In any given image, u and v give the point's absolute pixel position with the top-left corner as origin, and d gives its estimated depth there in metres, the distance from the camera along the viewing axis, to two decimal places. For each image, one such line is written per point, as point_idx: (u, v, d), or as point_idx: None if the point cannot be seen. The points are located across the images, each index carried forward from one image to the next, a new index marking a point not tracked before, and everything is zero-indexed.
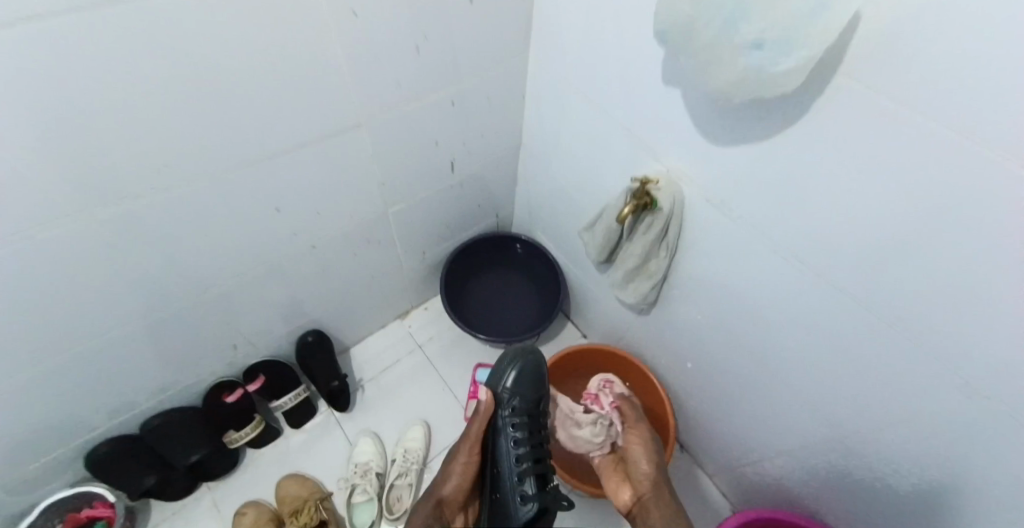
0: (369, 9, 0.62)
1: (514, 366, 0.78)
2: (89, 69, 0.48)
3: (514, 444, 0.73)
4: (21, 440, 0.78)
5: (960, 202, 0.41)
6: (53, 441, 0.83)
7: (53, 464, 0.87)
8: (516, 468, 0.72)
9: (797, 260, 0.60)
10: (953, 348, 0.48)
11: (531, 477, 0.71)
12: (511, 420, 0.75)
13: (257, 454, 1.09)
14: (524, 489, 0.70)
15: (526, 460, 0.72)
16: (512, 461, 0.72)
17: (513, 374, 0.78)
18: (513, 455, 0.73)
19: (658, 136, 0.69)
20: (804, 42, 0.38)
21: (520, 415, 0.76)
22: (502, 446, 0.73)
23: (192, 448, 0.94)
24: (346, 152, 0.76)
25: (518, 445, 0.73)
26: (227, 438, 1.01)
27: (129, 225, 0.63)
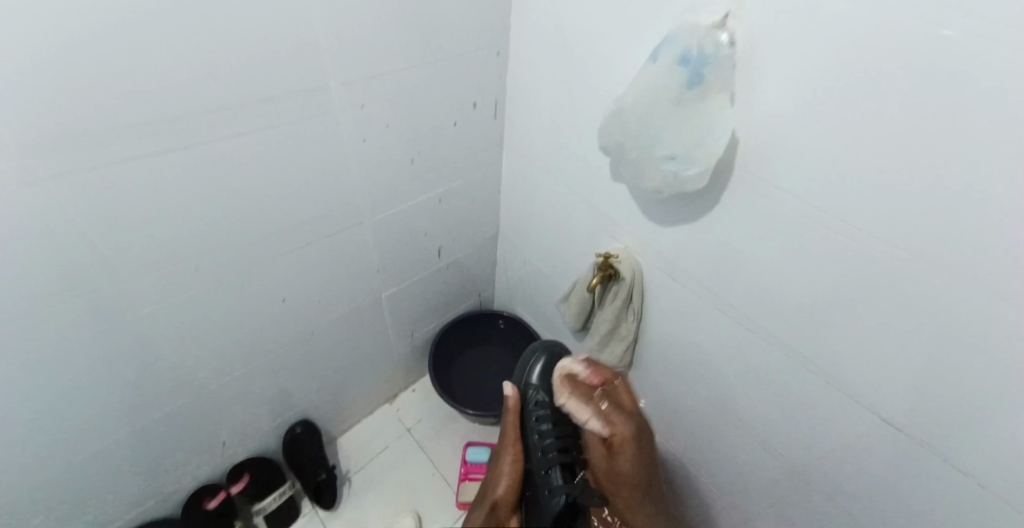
0: (377, 132, 0.77)
1: (540, 359, 0.82)
2: (155, 185, 0.59)
3: (541, 435, 0.74)
4: None
5: (848, 260, 0.55)
6: None
7: None
8: (543, 458, 0.72)
9: (738, 318, 0.72)
10: (873, 375, 0.59)
11: (559, 467, 0.71)
12: (536, 413, 0.76)
13: None
14: (554, 480, 0.70)
15: (553, 450, 0.73)
16: (540, 451, 0.73)
17: (539, 366, 0.81)
18: (540, 446, 0.73)
19: (614, 221, 0.83)
20: (703, 154, 0.58)
21: (547, 408, 0.77)
22: (530, 435, 0.74)
23: None
24: (349, 249, 0.87)
25: (545, 435, 0.75)
26: None
27: (154, 320, 0.70)
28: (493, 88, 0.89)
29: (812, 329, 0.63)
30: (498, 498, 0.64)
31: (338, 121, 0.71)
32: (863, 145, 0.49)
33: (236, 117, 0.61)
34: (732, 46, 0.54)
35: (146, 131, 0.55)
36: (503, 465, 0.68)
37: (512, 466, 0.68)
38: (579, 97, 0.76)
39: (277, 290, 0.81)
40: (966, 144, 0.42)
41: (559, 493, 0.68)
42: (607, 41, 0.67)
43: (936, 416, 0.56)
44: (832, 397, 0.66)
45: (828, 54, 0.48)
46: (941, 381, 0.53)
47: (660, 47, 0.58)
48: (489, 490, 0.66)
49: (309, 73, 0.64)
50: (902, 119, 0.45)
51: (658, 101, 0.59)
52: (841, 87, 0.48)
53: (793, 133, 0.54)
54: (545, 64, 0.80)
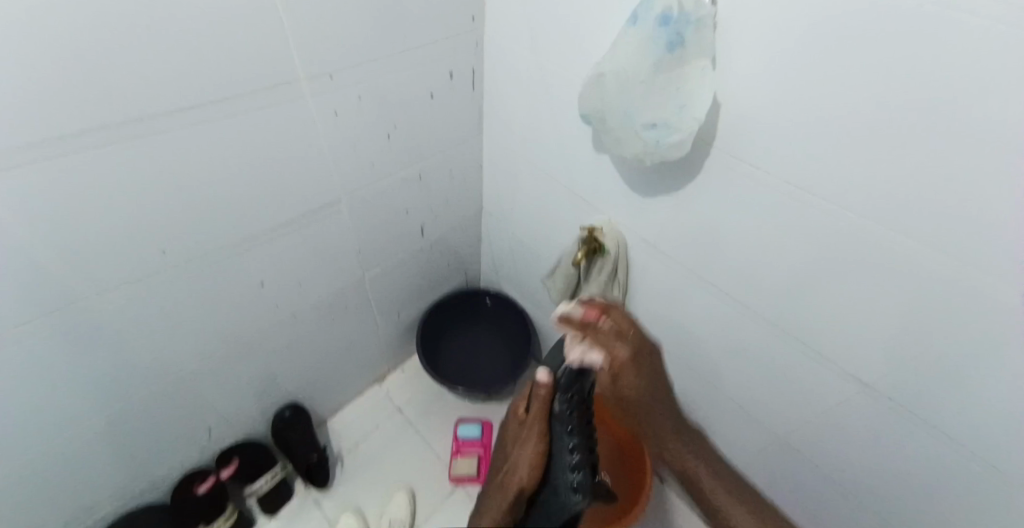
0: (349, 105, 0.74)
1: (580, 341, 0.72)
2: (114, 169, 0.56)
3: (569, 434, 0.66)
4: None
5: (829, 227, 0.55)
6: None
7: None
8: (569, 459, 0.64)
9: (721, 288, 0.73)
10: (853, 340, 0.60)
11: (585, 470, 0.63)
12: (568, 412, 0.66)
13: None
14: (577, 481, 0.62)
15: (580, 451, 0.65)
16: (566, 451, 0.65)
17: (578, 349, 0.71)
18: (567, 445, 0.65)
19: (597, 194, 0.82)
20: (685, 124, 0.56)
21: (578, 404, 0.67)
22: (556, 430, 0.67)
23: None
24: (330, 228, 0.85)
25: (574, 433, 0.66)
26: None
27: (126, 309, 0.68)
28: (469, 58, 0.86)
29: (795, 296, 0.64)
30: (519, 488, 0.63)
31: (307, 94, 0.68)
32: (846, 110, 0.48)
33: (202, 93, 0.58)
34: (711, 8, 0.53)
35: (99, 113, 0.51)
36: (521, 454, 0.66)
37: (532, 461, 0.65)
38: (558, 66, 0.74)
39: (257, 272, 0.79)
40: (947, 108, 0.42)
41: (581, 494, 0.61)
42: (584, 5, 0.65)
43: (915, 377, 0.57)
44: (812, 363, 0.67)
45: (810, 16, 0.46)
46: (921, 343, 0.54)
47: (637, 10, 0.56)
48: (508, 479, 0.64)
49: (276, 45, 0.61)
50: (884, 82, 0.44)
51: (637, 68, 0.57)
52: (823, 51, 0.47)
53: (775, 98, 0.53)
54: (522, 31, 0.77)
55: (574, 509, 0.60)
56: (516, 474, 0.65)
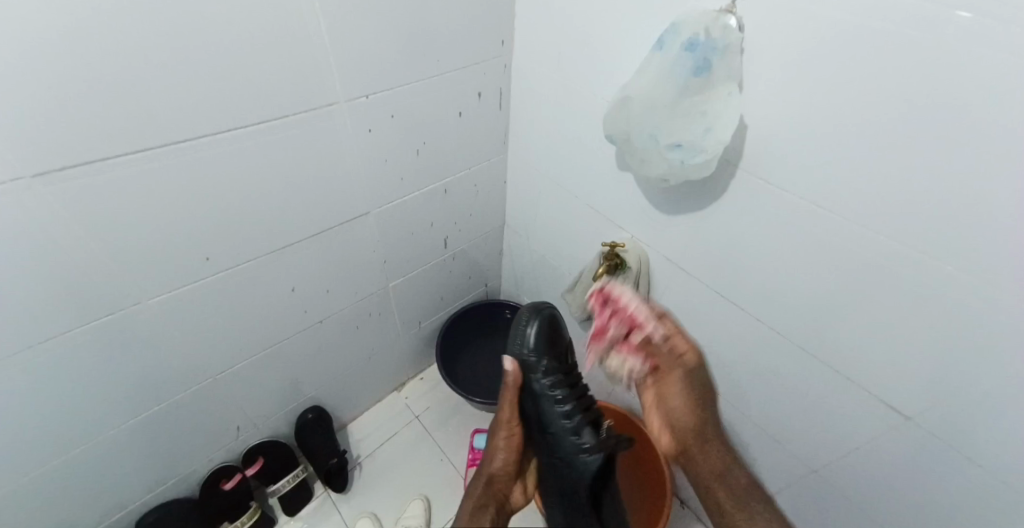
0: (380, 123, 0.76)
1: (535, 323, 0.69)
2: (159, 178, 0.59)
3: (558, 407, 0.65)
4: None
5: (858, 252, 0.54)
6: None
7: None
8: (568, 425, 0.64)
9: (744, 309, 0.72)
10: (882, 368, 0.59)
11: (587, 428, 0.64)
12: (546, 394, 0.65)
13: None
14: (582, 441, 0.63)
15: (578, 414, 0.65)
16: (562, 421, 0.64)
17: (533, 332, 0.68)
18: (562, 417, 0.64)
19: (621, 211, 0.82)
20: (709, 145, 0.57)
21: (558, 378, 0.66)
22: (546, 410, 0.65)
23: None
24: (357, 239, 0.88)
25: (564, 406, 0.65)
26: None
27: (164, 311, 0.71)
28: (497, 78, 0.88)
29: (821, 322, 0.62)
30: (494, 474, 0.68)
31: (341, 112, 0.70)
32: (869, 134, 0.48)
33: (241, 108, 0.60)
34: (739, 32, 0.53)
35: (147, 124, 0.55)
36: (502, 437, 0.69)
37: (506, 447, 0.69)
38: (584, 87, 0.75)
39: (285, 280, 0.82)
40: (965, 132, 0.42)
41: (590, 448, 0.63)
42: (612, 30, 0.66)
43: (947, 410, 0.55)
44: (839, 389, 0.65)
45: (832, 41, 0.47)
46: (955, 375, 0.52)
47: (664, 35, 0.57)
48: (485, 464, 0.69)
49: (313, 64, 0.63)
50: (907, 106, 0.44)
51: (661, 91, 0.58)
52: (846, 74, 0.47)
53: (802, 121, 0.52)
54: (549, 53, 0.78)
55: (588, 464, 0.62)
56: (495, 458, 0.69)
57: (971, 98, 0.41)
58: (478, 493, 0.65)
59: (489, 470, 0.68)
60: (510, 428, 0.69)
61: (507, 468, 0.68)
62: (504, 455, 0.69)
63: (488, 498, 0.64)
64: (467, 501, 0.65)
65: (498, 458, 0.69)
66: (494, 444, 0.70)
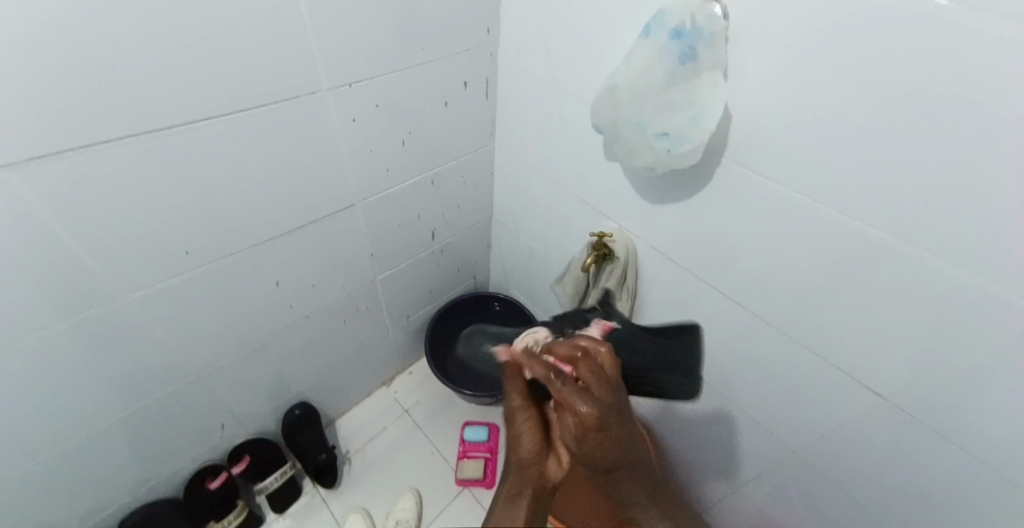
0: (368, 112, 0.76)
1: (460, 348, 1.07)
2: (137, 171, 0.58)
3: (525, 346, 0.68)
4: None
5: (838, 237, 0.56)
6: None
7: None
8: None
9: (730, 297, 0.73)
10: (860, 351, 0.61)
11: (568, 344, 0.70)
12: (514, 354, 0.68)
13: None
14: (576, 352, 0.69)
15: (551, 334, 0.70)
16: None
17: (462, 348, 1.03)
18: None
19: (608, 202, 0.83)
20: (695, 133, 0.57)
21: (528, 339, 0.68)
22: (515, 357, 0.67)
23: None
24: (344, 232, 0.87)
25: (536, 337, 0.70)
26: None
27: (147, 307, 0.70)
28: (484, 68, 0.87)
29: (808, 310, 0.64)
30: (524, 459, 0.53)
31: (327, 101, 0.69)
32: (856, 120, 0.49)
33: (225, 98, 0.60)
34: (725, 20, 0.54)
35: (124, 113, 0.53)
36: (521, 412, 0.55)
37: (530, 429, 0.55)
38: (571, 76, 0.75)
39: (272, 273, 0.81)
40: (954, 112, 0.42)
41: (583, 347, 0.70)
42: (599, 19, 0.66)
43: (925, 388, 0.57)
44: (820, 374, 0.67)
45: (820, 26, 0.47)
46: (936, 354, 0.54)
47: (651, 22, 0.57)
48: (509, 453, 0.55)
49: (301, 54, 0.63)
50: (895, 91, 0.45)
51: (649, 79, 0.58)
52: (832, 58, 0.48)
53: (786, 110, 0.53)
54: (536, 42, 0.78)
55: None
56: (522, 441, 0.54)
57: (957, 78, 0.41)
58: (515, 484, 0.51)
59: (519, 455, 0.53)
60: (528, 408, 0.56)
61: (541, 445, 0.54)
62: (534, 436, 0.55)
63: (531, 488, 0.50)
64: (498, 509, 0.48)
65: (526, 441, 0.54)
66: (513, 427, 0.55)
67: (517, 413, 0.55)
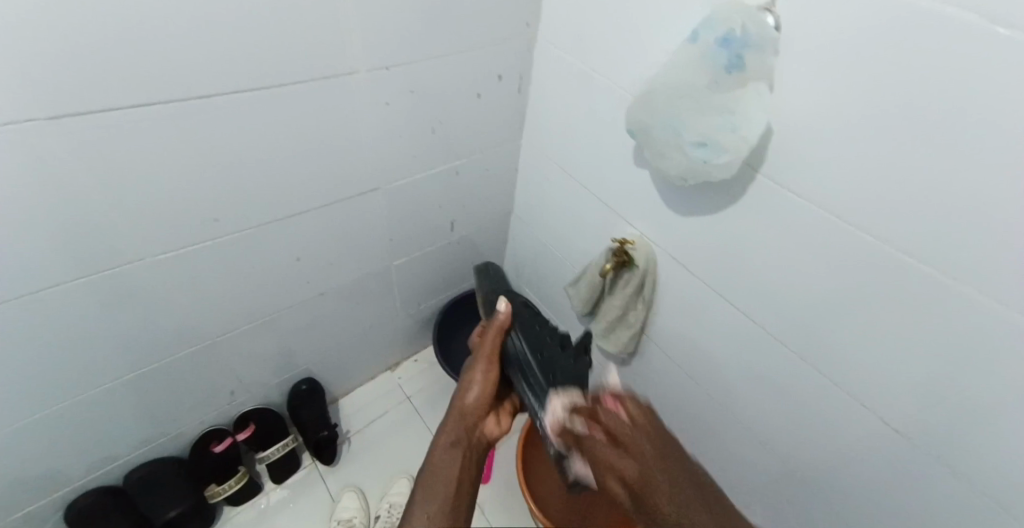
0: (400, 97, 0.75)
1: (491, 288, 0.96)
2: (167, 136, 0.58)
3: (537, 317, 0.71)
4: (18, 473, 0.78)
5: (868, 265, 0.54)
6: (41, 481, 0.83)
7: (35, 509, 0.86)
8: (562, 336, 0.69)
9: (747, 317, 0.71)
10: (879, 386, 0.58)
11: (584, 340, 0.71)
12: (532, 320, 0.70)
13: (235, 512, 1.08)
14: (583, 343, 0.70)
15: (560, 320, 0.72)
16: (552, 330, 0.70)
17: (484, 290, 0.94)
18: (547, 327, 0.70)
19: (631, 207, 0.81)
20: (732, 145, 0.56)
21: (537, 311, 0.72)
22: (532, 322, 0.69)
23: (172, 501, 0.94)
24: (364, 214, 0.87)
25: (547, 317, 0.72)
26: (208, 492, 1.02)
27: (167, 269, 0.70)
28: (520, 61, 0.86)
29: (830, 338, 0.61)
30: (466, 405, 0.57)
31: (361, 81, 0.69)
32: (900, 141, 0.46)
33: (259, 72, 0.60)
34: (776, 32, 0.52)
35: (164, 75, 0.54)
36: (478, 369, 0.60)
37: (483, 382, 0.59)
38: (608, 77, 0.74)
39: (290, 248, 0.82)
40: (1005, 145, 0.40)
41: None
42: (644, 18, 0.64)
43: (943, 433, 0.54)
44: (833, 405, 0.65)
45: (878, 48, 0.45)
46: (964, 398, 0.51)
47: (699, 27, 0.55)
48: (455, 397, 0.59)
49: (338, 32, 0.63)
50: (943, 115, 0.42)
51: (693, 86, 0.57)
52: (881, 76, 0.45)
53: (831, 131, 0.51)
54: (575, 39, 0.77)
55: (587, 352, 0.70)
56: (469, 392, 0.58)
57: (1013, 110, 0.38)
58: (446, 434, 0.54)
59: (461, 404, 0.57)
60: (487, 364, 0.61)
61: (486, 399, 0.58)
62: (482, 394, 0.58)
63: (462, 431, 0.54)
64: (442, 434, 0.54)
65: (472, 392, 0.58)
66: (467, 377, 0.60)
67: (477, 364, 0.60)
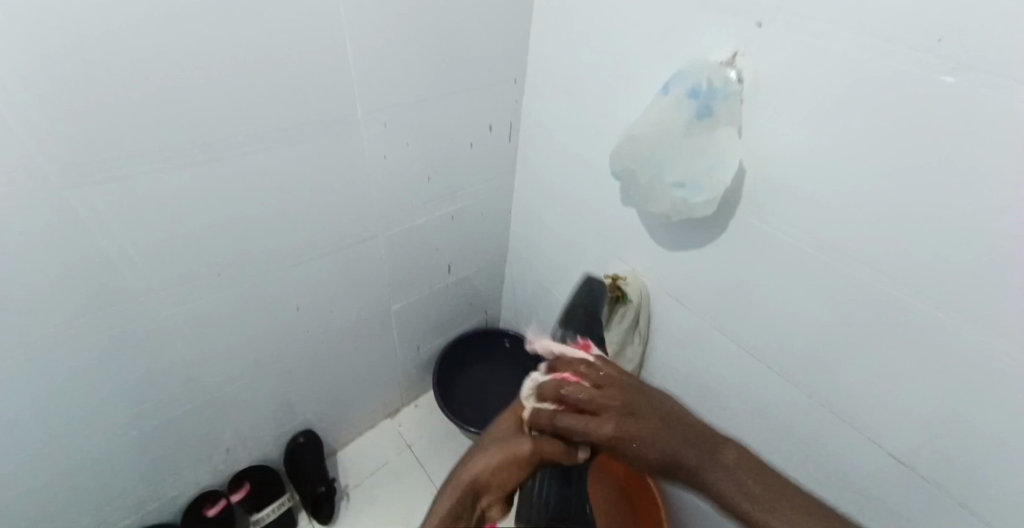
0: (397, 150, 0.80)
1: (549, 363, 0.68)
2: (178, 196, 0.62)
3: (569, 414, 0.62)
4: None
5: (847, 290, 0.57)
6: None
7: None
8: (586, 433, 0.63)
9: (740, 346, 0.73)
10: (872, 407, 0.60)
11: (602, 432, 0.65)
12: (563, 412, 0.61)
13: None
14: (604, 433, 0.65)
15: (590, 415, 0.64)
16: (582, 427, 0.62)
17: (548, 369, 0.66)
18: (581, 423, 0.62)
19: (621, 245, 0.85)
20: (711, 185, 0.60)
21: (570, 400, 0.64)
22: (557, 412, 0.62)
23: None
24: (363, 262, 0.90)
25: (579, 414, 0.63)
26: None
27: (171, 324, 0.72)
28: (508, 113, 0.92)
29: (820, 362, 0.63)
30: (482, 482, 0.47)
31: (360, 137, 0.74)
32: (867, 172, 0.50)
33: (266, 133, 0.64)
34: (738, 84, 0.57)
35: (175, 140, 0.58)
36: (512, 446, 0.50)
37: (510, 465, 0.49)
38: (591, 124, 0.79)
39: (291, 298, 0.83)
40: (961, 170, 0.44)
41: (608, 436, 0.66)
42: (620, 69, 0.70)
43: (936, 449, 0.56)
44: (831, 429, 0.66)
45: (830, 96, 0.50)
46: (953, 415, 0.53)
47: (669, 81, 0.61)
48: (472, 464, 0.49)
49: (339, 94, 0.68)
50: (901, 148, 0.47)
51: (667, 131, 0.61)
52: (837, 122, 0.51)
53: (798, 170, 0.55)
54: (559, 91, 0.82)
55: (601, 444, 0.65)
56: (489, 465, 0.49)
57: (963, 140, 0.43)
58: (450, 500, 0.46)
59: (476, 475, 0.48)
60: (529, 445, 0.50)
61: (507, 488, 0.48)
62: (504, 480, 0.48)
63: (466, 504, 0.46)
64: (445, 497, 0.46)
65: (494, 472, 0.48)
66: (498, 450, 0.50)
67: (520, 446, 0.50)
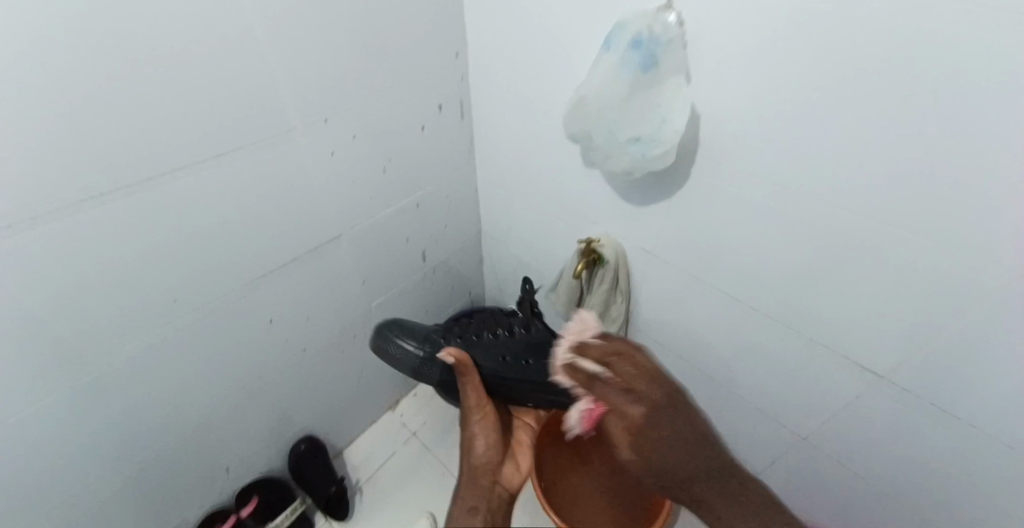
0: (347, 143, 0.76)
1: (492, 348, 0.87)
2: (122, 223, 0.58)
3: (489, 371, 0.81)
4: None
5: (814, 222, 0.57)
6: None
7: None
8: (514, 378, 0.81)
9: (718, 292, 0.74)
10: (851, 333, 0.61)
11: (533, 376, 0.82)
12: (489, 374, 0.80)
13: None
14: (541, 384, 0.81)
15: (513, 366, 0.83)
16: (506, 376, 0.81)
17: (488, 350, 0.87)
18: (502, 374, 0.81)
19: (592, 208, 0.84)
20: (666, 136, 0.59)
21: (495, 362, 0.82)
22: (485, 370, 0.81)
23: None
24: (334, 262, 0.87)
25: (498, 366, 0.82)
26: None
27: (141, 359, 0.69)
28: (456, 89, 0.88)
29: (798, 296, 0.64)
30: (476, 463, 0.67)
31: (304, 136, 0.70)
32: (833, 95, 0.48)
33: (203, 145, 0.60)
34: (679, 27, 0.56)
35: (105, 165, 0.54)
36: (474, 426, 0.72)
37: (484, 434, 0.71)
38: (542, 89, 0.77)
39: (265, 309, 0.81)
40: (929, 80, 0.42)
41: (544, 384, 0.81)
42: (562, 29, 0.68)
43: (915, 362, 0.57)
44: (814, 360, 0.68)
45: (778, 27, 0.49)
46: (925, 328, 0.54)
47: (609, 37, 0.59)
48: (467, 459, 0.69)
49: (273, 93, 0.64)
50: (867, 68, 0.45)
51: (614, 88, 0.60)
52: (787, 53, 0.50)
53: (753, 105, 0.55)
54: (504, 58, 0.80)
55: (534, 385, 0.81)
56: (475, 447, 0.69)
57: (927, 47, 0.41)
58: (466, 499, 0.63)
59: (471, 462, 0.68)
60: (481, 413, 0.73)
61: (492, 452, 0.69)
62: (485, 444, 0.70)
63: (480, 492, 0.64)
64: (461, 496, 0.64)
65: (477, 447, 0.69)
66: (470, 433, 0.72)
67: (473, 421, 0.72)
